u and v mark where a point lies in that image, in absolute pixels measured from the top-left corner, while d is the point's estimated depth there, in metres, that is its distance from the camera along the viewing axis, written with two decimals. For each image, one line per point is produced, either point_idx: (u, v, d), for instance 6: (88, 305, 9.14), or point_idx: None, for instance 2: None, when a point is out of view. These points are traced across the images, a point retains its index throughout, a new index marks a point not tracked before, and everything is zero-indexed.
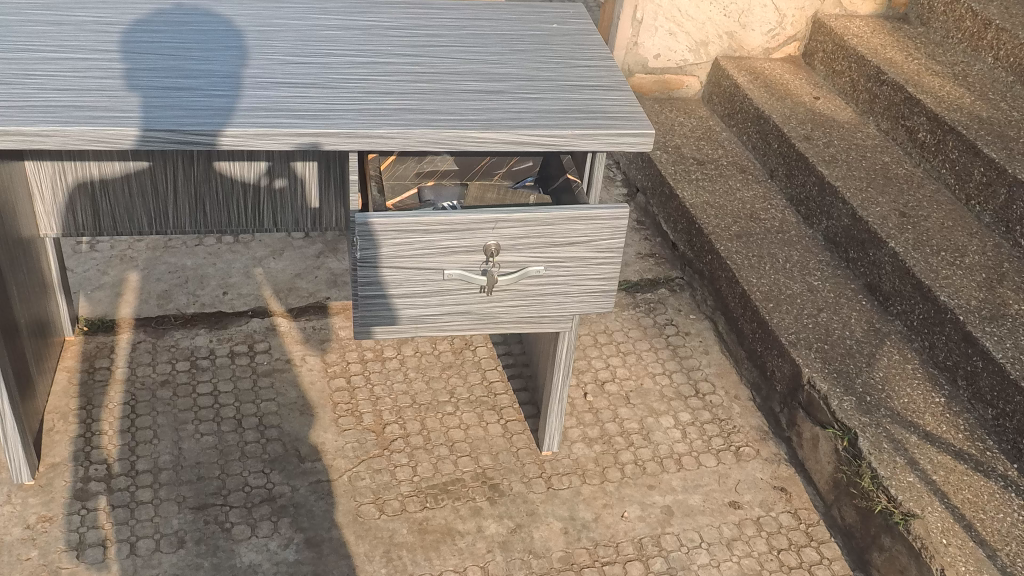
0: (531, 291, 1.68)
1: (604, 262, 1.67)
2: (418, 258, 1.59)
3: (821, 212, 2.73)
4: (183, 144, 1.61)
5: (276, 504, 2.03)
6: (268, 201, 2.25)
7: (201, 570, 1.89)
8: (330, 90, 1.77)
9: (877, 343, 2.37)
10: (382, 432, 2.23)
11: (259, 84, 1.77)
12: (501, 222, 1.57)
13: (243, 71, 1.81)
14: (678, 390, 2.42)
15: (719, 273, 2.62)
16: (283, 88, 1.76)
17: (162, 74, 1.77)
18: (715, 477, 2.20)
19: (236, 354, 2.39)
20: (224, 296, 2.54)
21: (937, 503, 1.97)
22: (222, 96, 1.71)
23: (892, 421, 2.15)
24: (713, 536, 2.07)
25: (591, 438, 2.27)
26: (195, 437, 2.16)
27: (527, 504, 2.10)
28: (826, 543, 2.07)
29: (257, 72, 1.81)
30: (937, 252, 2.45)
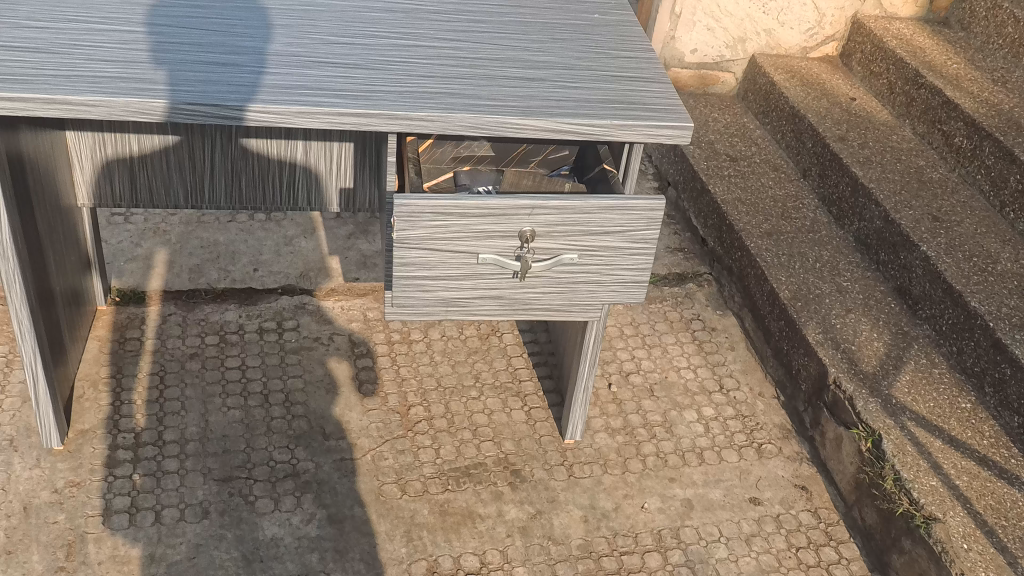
0: (563, 279, 1.69)
1: (637, 253, 1.67)
2: (454, 241, 1.60)
3: (853, 213, 2.72)
4: (225, 118, 1.63)
5: (299, 479, 2.05)
6: (303, 180, 2.26)
7: (225, 541, 1.91)
8: (371, 71, 1.78)
9: (905, 346, 2.36)
10: (406, 413, 2.25)
11: (301, 63, 1.78)
12: (537, 208, 1.58)
13: (286, 49, 1.82)
14: (703, 385, 2.42)
15: (748, 270, 2.62)
16: (325, 67, 1.78)
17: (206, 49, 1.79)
18: (736, 473, 2.21)
19: (265, 330, 2.41)
20: (255, 273, 2.56)
21: (960, 508, 1.96)
22: (264, 73, 1.73)
23: (917, 425, 2.14)
24: (732, 531, 2.08)
25: (614, 429, 2.28)
26: (222, 410, 2.18)
27: (548, 491, 2.11)
28: (846, 543, 2.08)
29: (300, 51, 1.82)
30: (969, 258, 2.44)
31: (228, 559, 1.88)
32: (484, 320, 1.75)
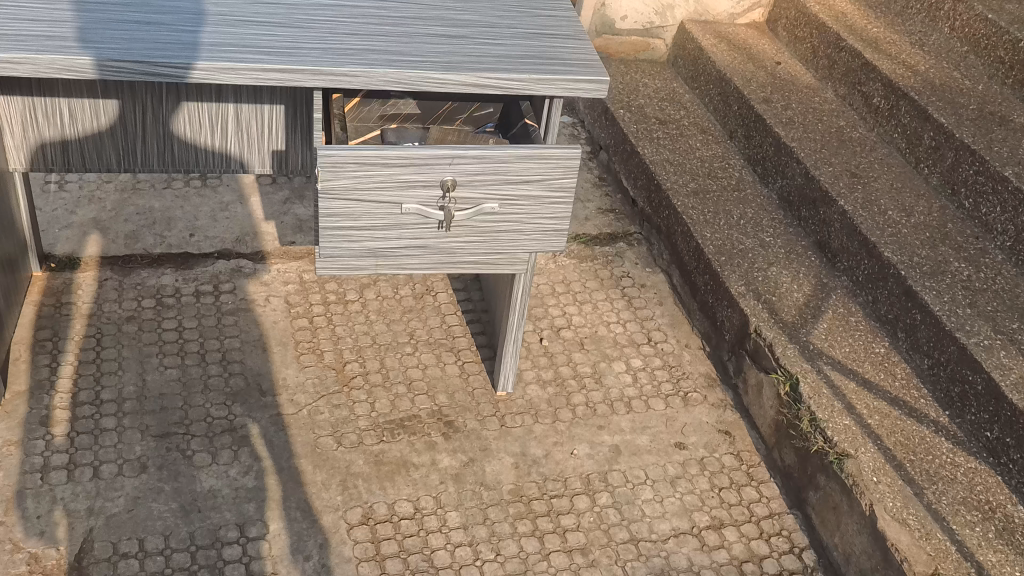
0: (486, 228, 1.75)
1: (556, 201, 1.74)
2: (378, 192, 1.65)
3: (777, 172, 2.81)
4: (151, 75, 1.66)
5: (236, 434, 2.10)
6: (235, 142, 2.29)
7: (162, 493, 1.95)
8: (296, 29, 1.82)
9: (824, 296, 2.46)
10: (342, 370, 2.30)
11: (227, 22, 1.82)
12: (458, 158, 1.63)
13: (212, 9, 1.86)
14: (631, 338, 2.51)
15: (675, 228, 2.70)
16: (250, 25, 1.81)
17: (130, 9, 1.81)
18: (662, 420, 2.29)
19: (202, 292, 2.44)
20: (191, 238, 2.59)
21: (871, 444, 2.06)
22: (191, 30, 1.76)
23: (832, 369, 2.24)
24: (658, 474, 2.17)
25: (545, 381, 2.35)
26: (159, 369, 2.22)
27: (480, 440, 2.18)
28: (766, 483, 2.18)
29: (226, 10, 1.86)
30: (885, 211, 2.54)
31: (166, 510, 1.92)
32: (411, 272, 1.81)
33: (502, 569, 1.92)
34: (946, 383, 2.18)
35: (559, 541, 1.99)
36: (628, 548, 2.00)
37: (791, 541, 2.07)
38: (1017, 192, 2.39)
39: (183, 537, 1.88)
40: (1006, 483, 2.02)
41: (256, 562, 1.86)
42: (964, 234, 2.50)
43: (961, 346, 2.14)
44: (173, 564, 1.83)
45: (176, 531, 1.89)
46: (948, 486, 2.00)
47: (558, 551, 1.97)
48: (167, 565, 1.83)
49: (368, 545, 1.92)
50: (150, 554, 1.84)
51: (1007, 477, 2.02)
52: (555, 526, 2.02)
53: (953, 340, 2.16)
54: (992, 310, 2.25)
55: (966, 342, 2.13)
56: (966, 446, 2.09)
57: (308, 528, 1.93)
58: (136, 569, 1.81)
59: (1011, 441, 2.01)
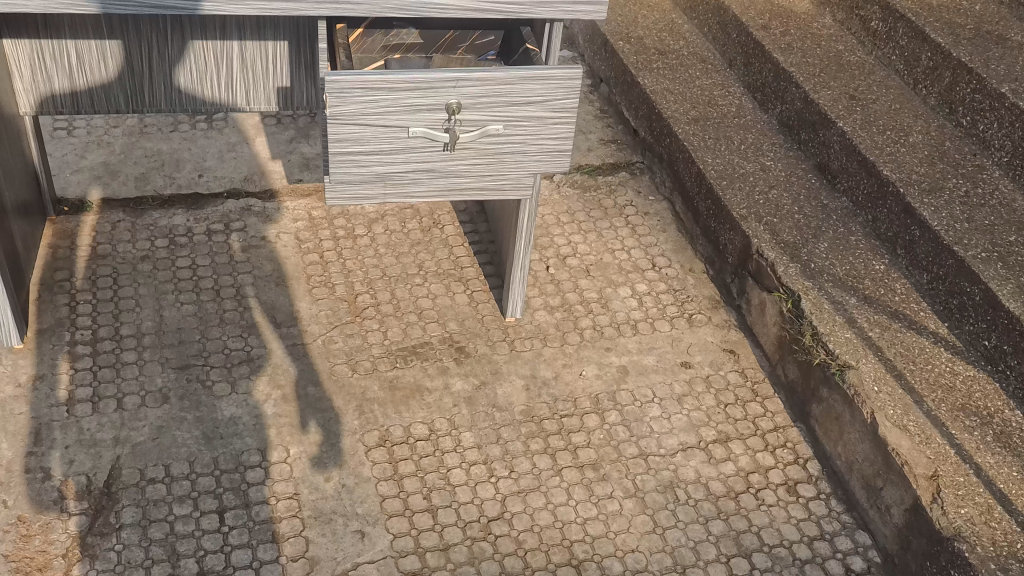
0: (492, 151, 1.79)
1: (559, 122, 1.77)
2: (385, 116, 1.69)
3: (776, 97, 2.83)
4: (163, 9, 1.69)
5: (254, 364, 2.16)
6: (241, 81, 2.32)
7: (185, 422, 2.01)
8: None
9: (824, 217, 2.50)
10: (354, 301, 2.36)
11: None
12: (461, 81, 1.67)
13: None
14: (636, 264, 2.56)
15: (677, 155, 2.73)
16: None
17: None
18: (668, 340, 2.35)
19: (214, 231, 2.49)
20: (200, 179, 2.63)
21: (872, 356, 2.12)
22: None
23: (833, 285, 2.28)
24: (665, 392, 2.23)
25: (553, 307, 2.41)
26: (176, 305, 2.27)
27: (491, 364, 2.24)
28: (770, 398, 2.24)
29: None
30: (883, 132, 2.57)
31: (190, 437, 1.98)
32: (419, 198, 1.85)
33: (516, 485, 1.99)
34: (945, 296, 2.23)
35: (571, 457, 2.06)
36: (638, 462, 2.07)
37: (796, 452, 2.13)
38: (1013, 108, 2.42)
39: (207, 462, 1.94)
40: (1003, 389, 2.08)
41: (279, 483, 1.92)
42: (962, 152, 2.53)
43: (959, 259, 2.18)
44: (199, 488, 1.90)
45: (200, 457, 1.95)
46: (947, 394, 2.05)
47: (570, 467, 2.04)
48: (193, 489, 1.89)
49: (385, 465, 1.99)
50: (177, 479, 1.90)
51: (1004, 384, 2.08)
52: (566, 443, 2.09)
53: (951, 253, 2.20)
54: (990, 224, 2.29)
55: (964, 255, 2.18)
56: (965, 355, 2.15)
57: (328, 451, 2.00)
58: (164, 493, 1.88)
59: (1008, 349, 2.07)
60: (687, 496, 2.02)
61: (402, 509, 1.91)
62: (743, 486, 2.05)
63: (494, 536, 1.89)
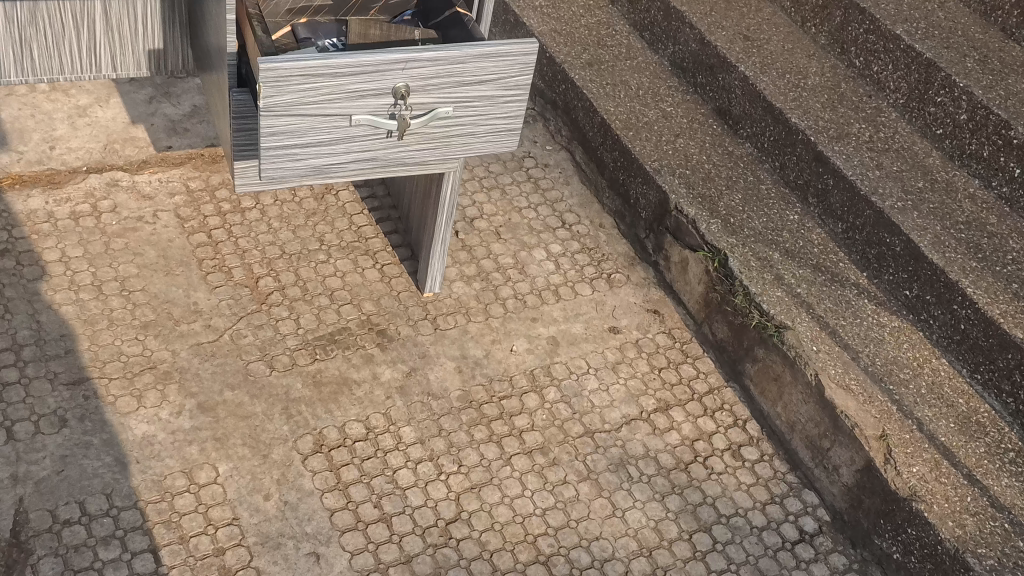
0: (438, 134, 1.61)
1: (511, 100, 1.62)
2: (326, 104, 1.49)
3: (667, 37, 2.74)
4: None
5: (158, 370, 1.93)
6: (105, 44, 2.03)
7: (92, 447, 1.78)
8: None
9: (733, 166, 2.46)
10: (256, 286, 2.14)
11: None
12: (411, 62, 1.49)
13: None
14: (546, 222, 2.45)
15: (575, 103, 2.61)
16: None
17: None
18: (592, 305, 2.27)
19: (80, 215, 2.20)
20: (52, 152, 2.31)
21: (805, 314, 2.11)
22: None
23: (756, 240, 2.26)
24: (599, 361, 2.16)
25: (470, 276, 2.27)
26: (53, 309, 2.00)
27: (417, 347, 2.09)
28: (701, 359, 2.21)
29: None
30: (783, 75, 2.54)
31: (101, 466, 1.76)
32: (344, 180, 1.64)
33: (468, 480, 1.88)
34: (862, 246, 2.25)
35: (518, 443, 1.96)
36: (585, 441, 2.00)
37: (734, 414, 2.12)
38: (909, 50, 2.43)
39: (127, 492, 1.73)
40: (927, 338, 2.13)
41: (214, 508, 1.74)
42: (859, 93, 2.54)
43: (877, 210, 2.20)
44: (123, 524, 1.69)
45: (118, 487, 1.74)
46: (879, 348, 2.08)
47: (518, 454, 1.95)
48: (117, 527, 1.68)
49: (327, 474, 1.83)
50: (96, 517, 1.69)
51: (928, 332, 2.13)
52: (510, 428, 1.99)
53: (869, 204, 2.22)
54: (899, 170, 2.31)
55: (882, 205, 2.19)
56: (886, 305, 2.18)
57: (261, 465, 1.82)
58: (84, 536, 1.66)
59: (932, 299, 2.11)
60: (640, 473, 1.97)
61: (355, 521, 1.77)
62: (692, 455, 2.02)
63: (456, 540, 1.79)
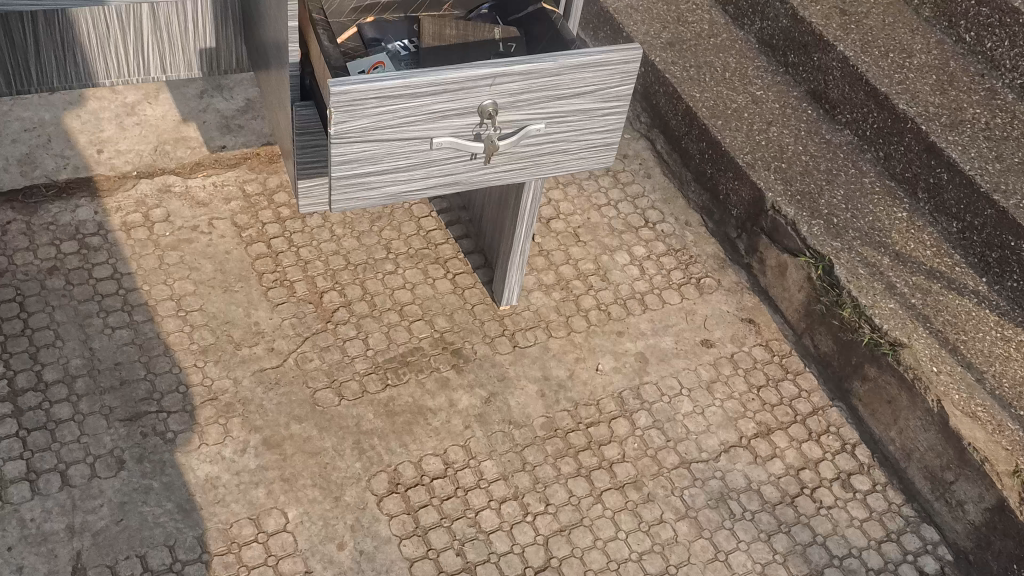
0: (528, 153, 1.43)
1: (609, 112, 1.43)
2: (404, 127, 1.30)
3: (754, 12, 2.51)
4: None
5: (219, 402, 1.79)
6: (156, 43, 1.87)
7: (152, 492, 1.65)
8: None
9: (832, 157, 2.24)
10: (320, 302, 1.99)
11: None
12: (500, 76, 1.30)
13: None
14: (628, 221, 2.26)
15: (656, 88, 2.40)
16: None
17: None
18: (682, 316, 2.09)
19: (131, 227, 2.06)
20: (99, 156, 2.17)
21: (921, 329, 1.92)
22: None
23: (863, 243, 2.05)
24: (692, 380, 1.98)
25: (548, 285, 2.10)
26: (106, 333, 1.87)
27: (495, 368, 1.93)
28: (803, 375, 2.02)
29: None
30: (886, 55, 2.30)
31: (163, 513, 1.63)
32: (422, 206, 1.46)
33: (556, 522, 1.72)
34: (980, 248, 2.05)
35: (608, 477, 1.80)
36: (681, 474, 1.83)
37: (841, 438, 1.94)
38: None
39: (191, 544, 1.60)
40: None
41: (285, 561, 1.60)
42: (969, 73, 2.30)
43: (999, 209, 1.98)
44: None
45: (182, 538, 1.61)
46: (1005, 366, 1.89)
47: (610, 489, 1.78)
48: None
49: (405, 518, 1.68)
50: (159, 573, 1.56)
51: None
52: (600, 459, 1.82)
53: (990, 203, 2.00)
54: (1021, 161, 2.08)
55: (1006, 204, 1.97)
56: (1009, 316, 1.98)
57: (333, 509, 1.68)
58: None
59: None
60: (742, 509, 1.80)
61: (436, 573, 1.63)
62: (798, 487, 1.85)
63: None
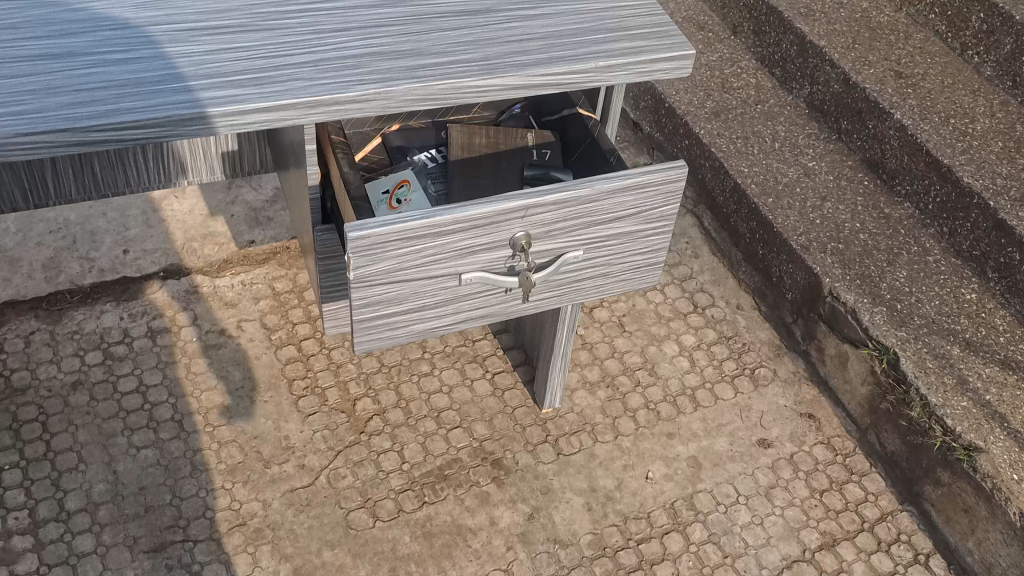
0: (566, 281, 1.30)
1: (653, 233, 1.29)
2: (430, 266, 1.18)
3: (803, 75, 2.38)
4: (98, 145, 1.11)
5: (248, 528, 1.70)
6: (176, 148, 1.78)
7: None
8: (260, 19, 1.28)
9: (892, 234, 2.10)
10: (354, 411, 1.90)
11: (159, 33, 1.23)
12: (533, 207, 1.17)
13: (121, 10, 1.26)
14: (676, 307, 2.14)
15: (701, 162, 2.29)
16: (193, 24, 1.26)
17: (11, 17, 1.22)
18: (736, 413, 1.96)
19: (157, 333, 1.99)
20: (125, 257, 2.11)
21: (999, 431, 1.75)
22: (112, 53, 1.19)
23: (930, 332, 1.90)
24: (749, 486, 1.85)
25: (593, 382, 1.98)
26: (131, 454, 1.79)
27: (538, 480, 1.82)
28: (869, 476, 1.88)
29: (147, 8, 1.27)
30: (947, 120, 2.14)
31: None
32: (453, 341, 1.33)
33: None
34: None
35: None
36: None
37: (914, 547, 1.79)
38: None
39: None
40: None
41: None
42: None
43: None
44: None
45: None
46: None
47: None
48: None
49: None
50: None
51: None
52: None
53: None
54: None
55: None
56: None
57: None
58: None
59: None
60: None
61: None
62: None
63: None
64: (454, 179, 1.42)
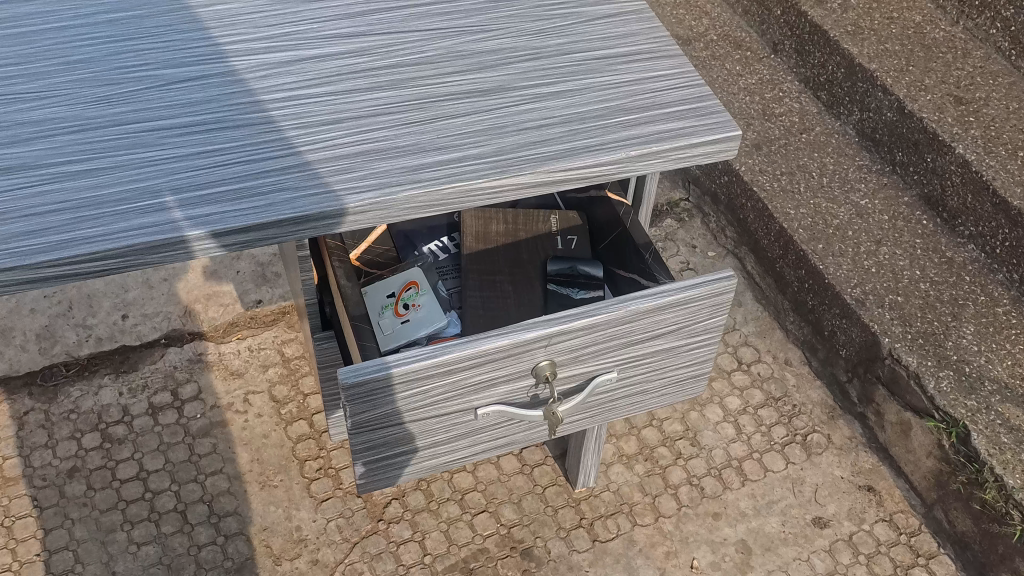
0: (598, 403, 1.14)
1: (698, 346, 1.13)
2: (440, 404, 1.03)
3: (852, 101, 2.19)
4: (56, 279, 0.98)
5: None
6: None
7: None
8: (244, 110, 1.14)
9: (956, 282, 1.91)
10: (371, 495, 1.75)
11: (127, 135, 1.09)
12: (557, 335, 1.02)
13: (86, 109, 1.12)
14: (718, 364, 1.97)
15: (743, 202, 2.11)
16: (166, 120, 1.12)
17: None
18: (788, 487, 1.79)
19: (159, 409, 1.85)
20: (125, 323, 1.97)
21: None
22: (71, 164, 1.05)
23: (1004, 399, 1.72)
24: (804, 574, 1.68)
25: (630, 456, 1.83)
26: (130, 552, 1.65)
27: (573, 572, 1.66)
28: (937, 558, 1.71)
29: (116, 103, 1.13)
30: (1016, 152, 1.92)
31: None
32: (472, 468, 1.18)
33: None
34: None
35: None
36: None
37: None
38: None
39: None
40: None
41: None
42: None
43: None
44: None
45: None
46: None
47: None
48: None
49: None
50: None
51: None
52: None
53: None
54: None
55: None
56: None
57: None
58: None
59: None
60: None
61: None
62: None
63: None
64: (468, 277, 1.26)
